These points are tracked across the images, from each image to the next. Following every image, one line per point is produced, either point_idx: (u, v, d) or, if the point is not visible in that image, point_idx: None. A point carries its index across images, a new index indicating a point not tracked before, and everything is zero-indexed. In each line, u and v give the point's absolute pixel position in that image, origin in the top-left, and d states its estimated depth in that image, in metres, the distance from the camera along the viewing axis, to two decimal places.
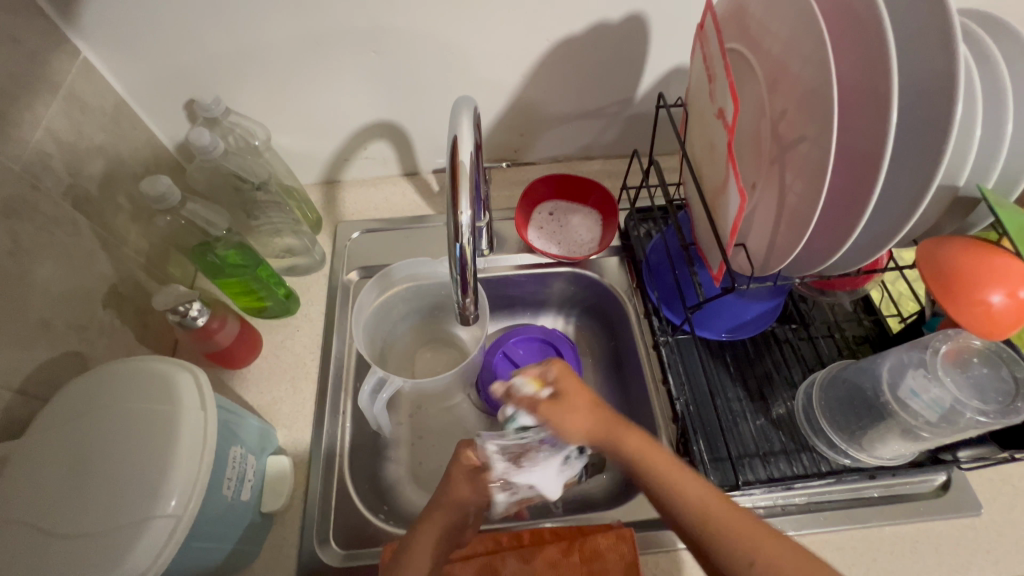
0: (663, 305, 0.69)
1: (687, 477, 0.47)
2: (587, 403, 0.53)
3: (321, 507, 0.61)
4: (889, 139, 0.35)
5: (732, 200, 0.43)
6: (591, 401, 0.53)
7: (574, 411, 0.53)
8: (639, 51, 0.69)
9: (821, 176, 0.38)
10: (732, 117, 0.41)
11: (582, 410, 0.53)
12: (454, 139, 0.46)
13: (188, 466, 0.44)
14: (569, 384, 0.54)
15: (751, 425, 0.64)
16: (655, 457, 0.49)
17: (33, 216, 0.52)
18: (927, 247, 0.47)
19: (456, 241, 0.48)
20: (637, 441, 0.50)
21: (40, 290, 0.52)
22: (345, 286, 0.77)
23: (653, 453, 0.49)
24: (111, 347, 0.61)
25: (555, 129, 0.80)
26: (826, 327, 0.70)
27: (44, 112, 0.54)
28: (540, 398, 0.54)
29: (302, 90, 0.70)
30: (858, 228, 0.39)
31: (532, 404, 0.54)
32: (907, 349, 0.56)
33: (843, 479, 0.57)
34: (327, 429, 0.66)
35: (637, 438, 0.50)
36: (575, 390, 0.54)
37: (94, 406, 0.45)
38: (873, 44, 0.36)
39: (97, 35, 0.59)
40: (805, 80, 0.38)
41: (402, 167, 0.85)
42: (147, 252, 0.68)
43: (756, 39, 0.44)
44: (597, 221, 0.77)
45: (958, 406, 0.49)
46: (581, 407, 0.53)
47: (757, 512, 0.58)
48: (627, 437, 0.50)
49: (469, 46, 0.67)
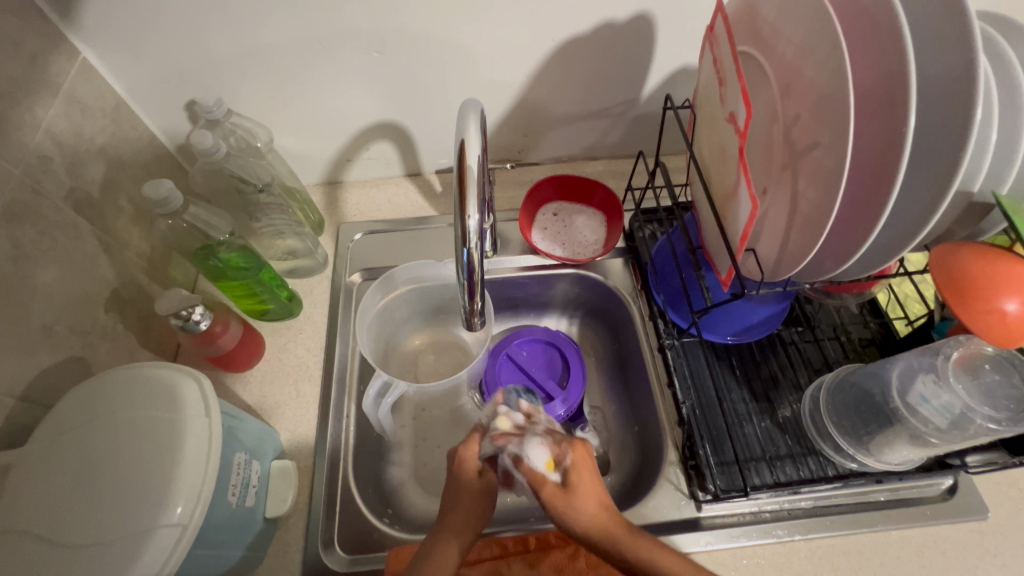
0: (668, 308, 0.69)
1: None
2: (594, 499, 0.47)
3: (325, 511, 0.61)
4: (908, 144, 0.35)
5: (743, 205, 0.43)
6: (596, 500, 0.47)
7: (584, 514, 0.46)
8: (646, 51, 0.68)
9: (834, 182, 0.37)
10: (744, 122, 0.40)
11: (589, 511, 0.47)
12: (462, 143, 0.45)
13: (191, 474, 0.43)
14: (582, 476, 0.49)
15: (757, 428, 0.63)
16: (669, 565, 0.42)
17: (34, 220, 0.51)
18: (937, 255, 0.47)
19: (464, 246, 0.47)
20: (643, 545, 0.44)
21: (42, 295, 0.52)
22: (347, 288, 0.77)
23: (664, 558, 0.43)
24: (113, 351, 0.60)
25: (559, 129, 0.80)
26: (832, 329, 0.69)
27: (44, 114, 0.53)
28: (547, 481, 0.49)
29: (304, 90, 0.69)
30: (872, 235, 0.39)
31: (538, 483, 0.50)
32: (917, 354, 0.55)
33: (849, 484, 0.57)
34: (330, 432, 0.66)
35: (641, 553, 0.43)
36: (595, 485, 0.49)
37: (98, 414, 0.45)
38: (890, 48, 0.36)
39: (97, 36, 0.58)
40: (819, 84, 0.37)
41: (405, 167, 0.84)
42: (149, 255, 0.67)
43: (768, 42, 0.43)
44: (602, 223, 0.76)
45: (968, 412, 0.49)
46: (587, 504, 0.47)
47: (763, 516, 0.58)
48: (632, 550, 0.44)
49: (475, 46, 0.66)
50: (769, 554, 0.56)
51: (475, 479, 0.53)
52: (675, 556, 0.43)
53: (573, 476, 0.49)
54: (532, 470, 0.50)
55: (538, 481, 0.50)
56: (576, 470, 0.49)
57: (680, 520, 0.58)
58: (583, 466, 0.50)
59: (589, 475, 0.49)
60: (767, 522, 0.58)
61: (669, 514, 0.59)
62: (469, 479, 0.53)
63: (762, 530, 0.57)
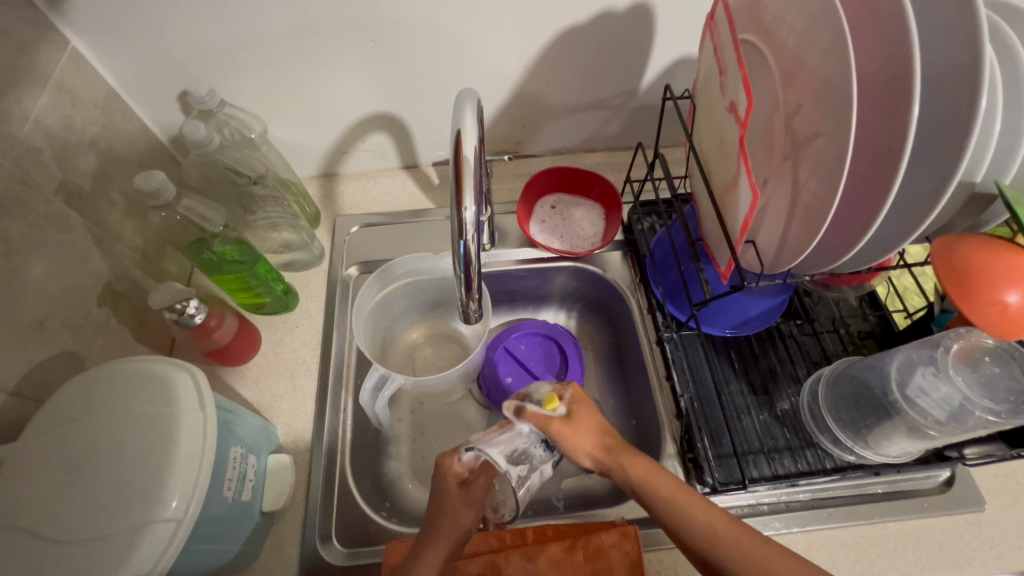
0: (667, 301, 0.68)
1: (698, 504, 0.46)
2: (597, 427, 0.55)
3: (323, 505, 0.61)
4: (911, 134, 0.34)
5: (744, 195, 0.42)
6: (598, 426, 0.55)
7: (589, 437, 0.54)
8: (645, 40, 0.67)
9: (835, 172, 0.37)
10: (745, 111, 0.40)
11: (589, 433, 0.55)
12: (458, 133, 0.45)
13: (186, 470, 0.43)
14: (582, 409, 0.57)
15: (755, 421, 0.63)
16: (664, 483, 0.48)
17: (24, 213, 0.50)
18: (938, 246, 0.47)
19: (460, 238, 0.47)
20: (639, 463, 0.51)
21: (33, 289, 0.51)
22: (344, 282, 0.76)
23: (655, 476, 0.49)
24: (106, 345, 0.60)
25: (556, 121, 0.79)
26: (831, 322, 0.69)
27: (33, 105, 0.52)
28: (552, 417, 0.55)
29: (298, 80, 0.68)
30: (874, 227, 0.38)
31: (544, 422, 0.55)
32: (918, 347, 0.55)
33: (847, 476, 0.57)
34: (327, 426, 0.65)
35: (638, 467, 0.50)
36: (597, 418, 0.56)
37: (91, 409, 0.45)
38: (894, 36, 0.35)
39: (86, 24, 0.57)
40: (822, 72, 0.37)
41: (401, 159, 0.83)
42: (143, 248, 0.67)
43: (769, 30, 0.42)
44: (600, 215, 0.76)
45: (967, 404, 0.49)
46: (588, 430, 0.55)
47: (761, 508, 0.58)
48: (629, 466, 0.51)
49: (471, 36, 0.65)
50: None
51: (453, 493, 0.51)
52: (670, 476, 0.49)
53: (574, 409, 0.57)
54: (538, 414, 0.55)
55: (544, 420, 0.55)
56: (577, 405, 0.57)
57: None
58: (584, 404, 0.57)
59: (591, 411, 0.57)
60: (764, 514, 0.58)
61: None
62: (448, 493, 0.50)
63: (759, 522, 0.57)
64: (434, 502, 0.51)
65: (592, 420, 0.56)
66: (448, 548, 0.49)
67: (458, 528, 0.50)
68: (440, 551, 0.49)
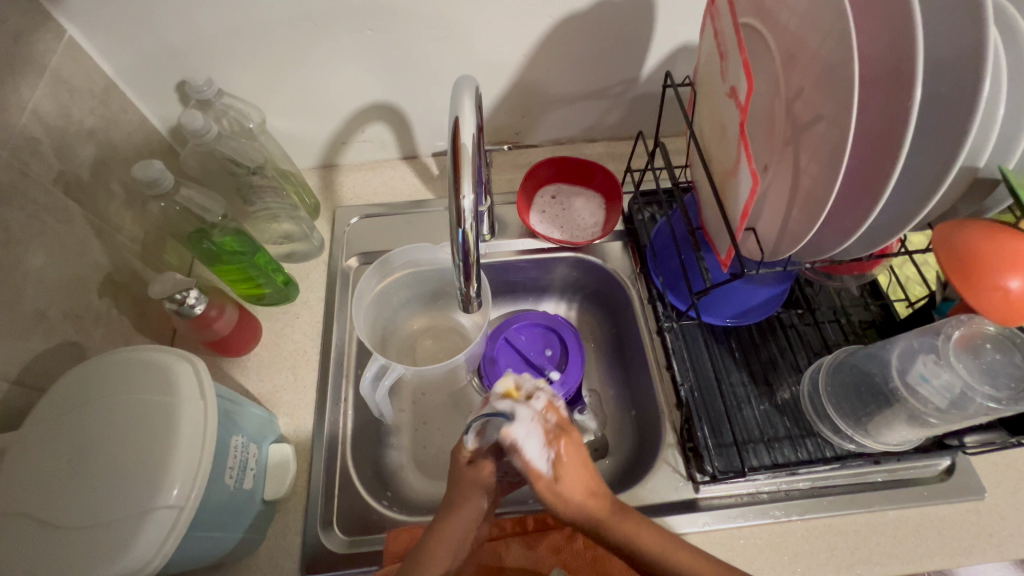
0: (667, 290, 0.68)
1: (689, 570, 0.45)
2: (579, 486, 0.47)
3: (324, 494, 0.61)
4: (912, 117, 0.34)
5: (744, 182, 0.42)
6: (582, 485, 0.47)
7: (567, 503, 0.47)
8: (646, 28, 0.67)
9: (835, 156, 0.36)
10: (745, 96, 0.39)
11: (577, 500, 0.47)
12: (456, 120, 0.44)
13: (188, 456, 0.43)
14: (571, 466, 0.48)
15: (755, 410, 0.63)
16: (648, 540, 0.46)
17: (24, 203, 0.50)
18: (940, 233, 0.46)
19: (459, 227, 0.47)
20: (627, 524, 0.47)
21: (33, 279, 0.51)
22: (344, 272, 0.76)
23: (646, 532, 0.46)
24: (107, 336, 0.60)
25: (556, 110, 0.79)
26: (832, 312, 0.69)
27: (30, 94, 0.52)
28: (538, 474, 0.48)
29: (296, 69, 0.67)
30: (874, 213, 0.38)
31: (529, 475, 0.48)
32: (918, 335, 0.55)
33: (847, 464, 0.58)
34: (329, 416, 0.66)
35: (625, 528, 0.47)
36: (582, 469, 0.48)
37: (92, 398, 0.45)
38: (897, 17, 0.35)
39: (82, 12, 0.56)
40: (822, 54, 0.36)
41: (401, 150, 0.83)
42: (142, 239, 0.67)
43: (770, 14, 0.42)
44: (600, 205, 0.76)
45: (968, 391, 0.49)
46: (577, 497, 0.47)
47: (761, 497, 0.58)
48: (616, 529, 0.46)
49: (470, 24, 0.64)
50: (766, 534, 0.57)
51: (464, 470, 0.53)
52: (654, 527, 0.48)
53: (562, 469, 0.47)
54: (530, 462, 0.47)
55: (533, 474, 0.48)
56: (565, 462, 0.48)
57: (677, 501, 0.59)
58: (568, 460, 0.48)
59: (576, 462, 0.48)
60: (764, 502, 0.58)
61: (666, 495, 0.59)
62: (460, 471, 0.53)
63: (759, 510, 0.57)
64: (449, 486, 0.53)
65: (581, 477, 0.48)
66: (466, 519, 0.50)
67: (479, 500, 0.51)
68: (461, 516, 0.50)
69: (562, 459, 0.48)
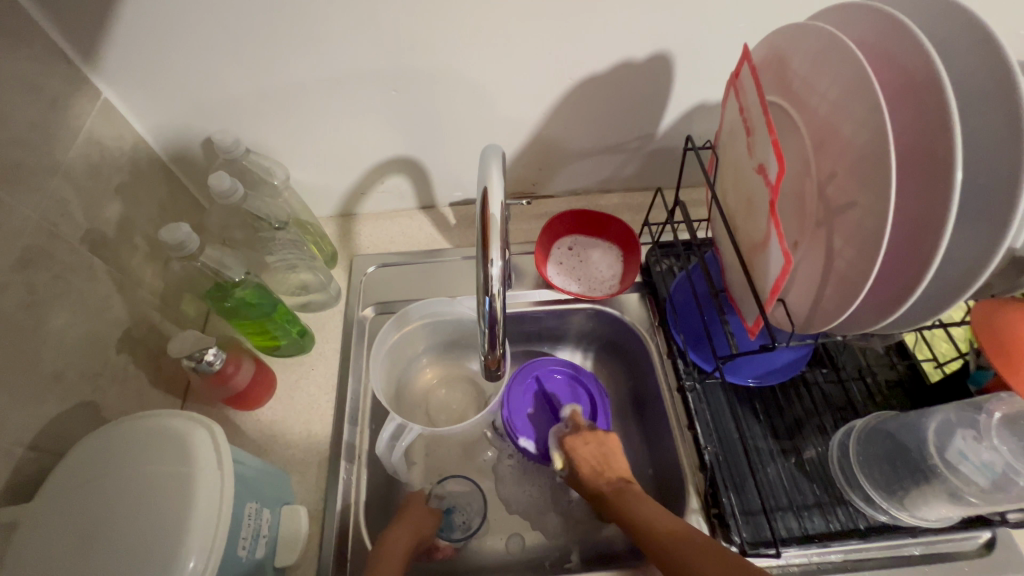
0: (689, 348, 0.67)
1: (663, 520, 0.54)
2: (589, 460, 0.63)
3: (336, 560, 0.59)
4: (954, 208, 0.33)
5: (774, 258, 0.42)
6: (592, 459, 0.63)
7: (580, 475, 0.63)
8: (664, 88, 0.68)
9: (873, 242, 0.36)
10: (776, 176, 0.39)
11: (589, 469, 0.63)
12: (485, 190, 0.44)
13: (202, 533, 0.41)
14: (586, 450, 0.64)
15: (782, 473, 0.61)
16: (638, 508, 0.56)
17: (50, 264, 0.51)
18: (981, 319, 0.48)
19: (486, 294, 0.46)
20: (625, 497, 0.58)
21: (54, 339, 0.51)
22: (360, 323, 0.76)
23: (635, 504, 0.57)
24: (122, 392, 0.59)
25: (573, 164, 0.80)
26: (858, 370, 0.67)
27: (64, 156, 0.53)
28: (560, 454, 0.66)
29: (322, 128, 0.69)
30: (914, 297, 0.37)
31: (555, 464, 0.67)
32: (956, 408, 0.56)
33: (868, 540, 0.56)
34: (342, 476, 0.64)
35: (622, 501, 0.58)
36: (606, 442, 0.65)
37: (105, 470, 0.44)
38: (932, 111, 0.35)
39: (120, 77, 0.58)
40: (857, 142, 0.37)
41: (418, 200, 0.84)
42: (161, 292, 0.67)
43: (800, 96, 0.43)
44: (618, 257, 0.75)
45: (1011, 472, 0.50)
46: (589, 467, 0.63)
47: (792, 569, 0.55)
48: (617, 501, 0.58)
49: (491, 86, 0.66)
50: None
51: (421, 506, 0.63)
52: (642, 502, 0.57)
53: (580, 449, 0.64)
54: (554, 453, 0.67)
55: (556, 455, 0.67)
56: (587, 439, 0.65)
57: None
58: (575, 442, 0.65)
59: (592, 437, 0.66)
60: None
61: None
62: (416, 503, 0.63)
63: None
64: (401, 511, 0.62)
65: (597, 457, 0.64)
66: (409, 541, 0.58)
67: (423, 528, 0.61)
68: (404, 538, 0.58)
69: (592, 429, 0.67)
